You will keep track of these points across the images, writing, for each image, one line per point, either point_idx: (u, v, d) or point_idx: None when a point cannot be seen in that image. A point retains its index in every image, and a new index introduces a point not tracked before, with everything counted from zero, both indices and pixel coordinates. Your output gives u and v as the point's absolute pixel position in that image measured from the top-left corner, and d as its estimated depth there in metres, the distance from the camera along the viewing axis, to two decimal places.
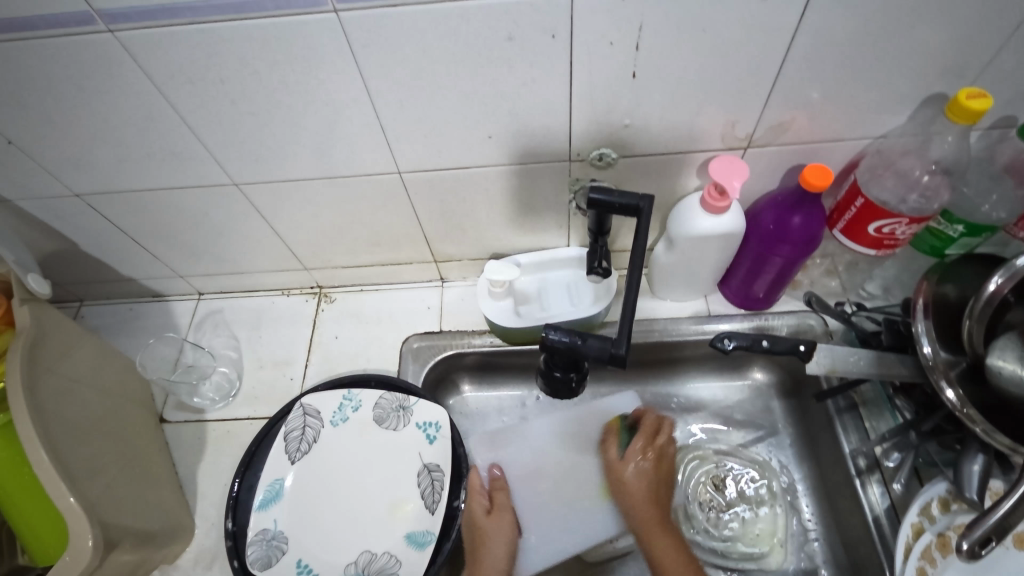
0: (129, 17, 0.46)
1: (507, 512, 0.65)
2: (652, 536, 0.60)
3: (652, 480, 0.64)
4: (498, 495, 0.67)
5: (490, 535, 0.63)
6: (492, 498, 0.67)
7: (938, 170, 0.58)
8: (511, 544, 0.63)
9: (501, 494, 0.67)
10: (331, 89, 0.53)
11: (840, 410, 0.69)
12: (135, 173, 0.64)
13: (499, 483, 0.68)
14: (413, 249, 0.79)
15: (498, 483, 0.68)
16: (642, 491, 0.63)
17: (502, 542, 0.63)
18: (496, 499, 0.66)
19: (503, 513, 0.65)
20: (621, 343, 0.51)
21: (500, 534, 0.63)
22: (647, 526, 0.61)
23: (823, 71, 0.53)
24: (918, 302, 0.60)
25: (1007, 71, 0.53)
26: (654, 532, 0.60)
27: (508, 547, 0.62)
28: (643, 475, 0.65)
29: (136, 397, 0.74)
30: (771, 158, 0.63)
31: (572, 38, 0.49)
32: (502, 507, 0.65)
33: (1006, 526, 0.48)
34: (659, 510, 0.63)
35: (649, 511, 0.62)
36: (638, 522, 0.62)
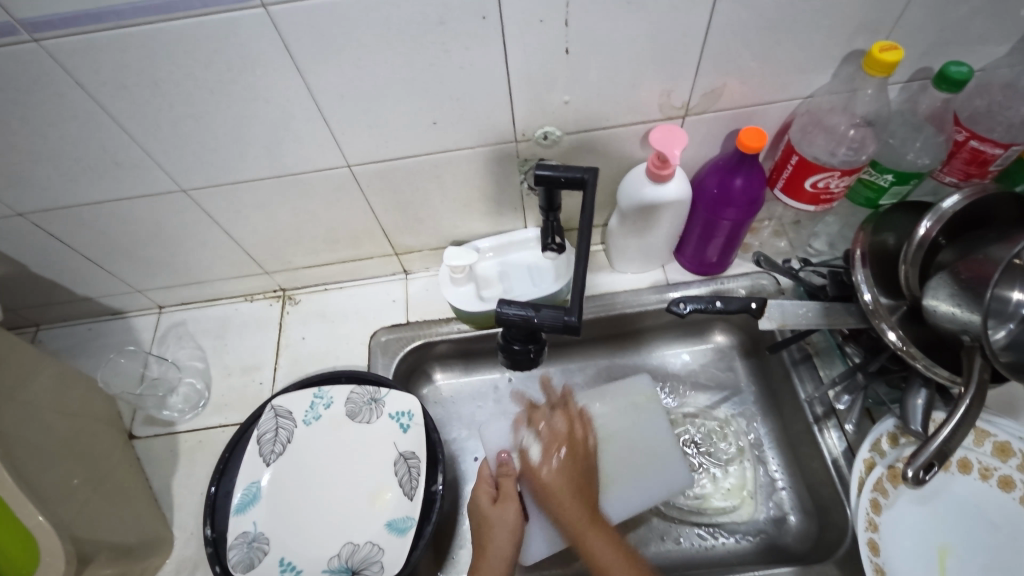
0: (52, 24, 0.46)
1: (513, 500, 0.62)
2: (585, 539, 0.60)
3: (572, 479, 0.64)
4: (505, 482, 0.64)
5: (497, 523, 0.61)
6: (498, 486, 0.65)
7: (862, 122, 0.61)
8: (515, 534, 0.61)
9: (507, 481, 0.64)
10: (270, 85, 0.54)
11: (796, 362, 0.73)
12: (78, 186, 0.63)
13: (507, 470, 0.65)
14: (372, 244, 0.80)
15: (506, 468, 0.65)
16: (566, 487, 0.63)
17: (510, 530, 0.60)
18: (504, 486, 0.64)
19: (509, 502, 0.62)
20: (573, 312, 0.54)
21: (506, 520, 0.61)
22: (582, 527, 0.60)
23: (748, 36, 0.55)
24: (855, 252, 0.62)
25: (917, 24, 0.56)
26: (588, 532, 0.60)
27: (515, 537, 0.60)
28: (562, 471, 0.64)
29: (102, 415, 0.73)
30: (709, 124, 0.66)
31: (502, 18, 0.50)
32: (508, 496, 0.63)
33: (949, 451, 0.50)
34: (584, 502, 0.63)
35: (576, 510, 0.62)
36: (569, 527, 0.61)
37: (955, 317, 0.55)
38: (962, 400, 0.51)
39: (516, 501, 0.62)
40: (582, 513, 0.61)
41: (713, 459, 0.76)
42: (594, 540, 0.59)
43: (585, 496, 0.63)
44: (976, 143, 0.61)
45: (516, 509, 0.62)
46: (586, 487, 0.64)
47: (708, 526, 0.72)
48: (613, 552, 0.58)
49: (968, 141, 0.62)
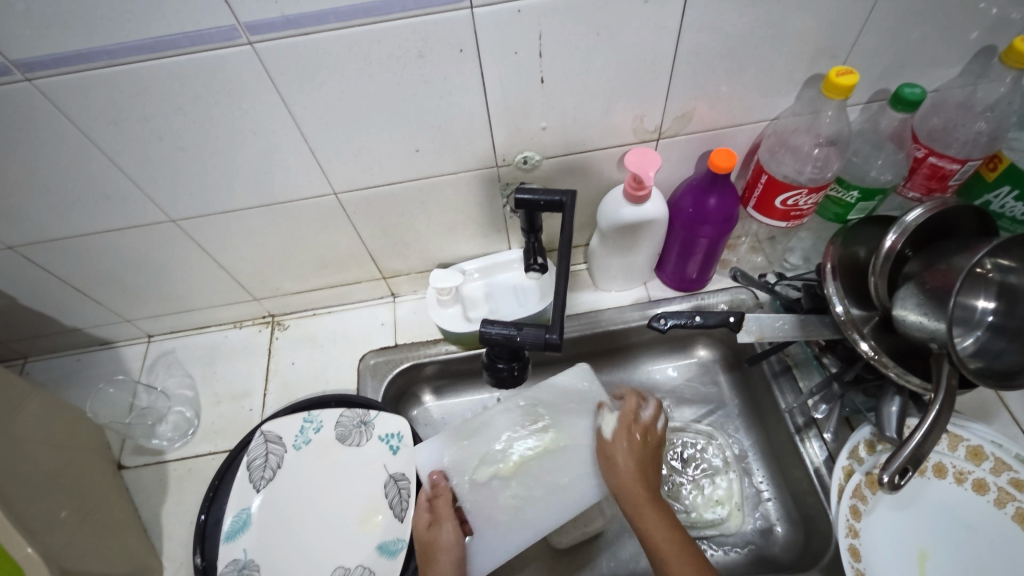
0: (45, 64, 0.48)
1: (447, 520, 0.63)
2: (642, 515, 0.61)
3: (635, 451, 0.67)
4: (440, 502, 0.65)
5: (439, 545, 0.62)
6: (433, 508, 0.65)
7: (826, 142, 0.64)
8: (457, 555, 0.61)
9: (439, 501, 0.65)
10: (257, 117, 0.55)
11: (776, 373, 0.75)
12: (69, 219, 0.65)
13: (439, 487, 0.66)
14: (360, 268, 0.81)
15: (438, 488, 0.66)
16: (630, 472, 0.65)
17: (449, 552, 0.61)
18: (438, 507, 0.65)
19: (445, 521, 0.63)
20: (554, 330, 0.56)
21: (445, 543, 0.62)
22: (639, 504, 0.62)
23: (712, 63, 0.58)
24: (826, 266, 0.64)
25: (871, 49, 0.59)
26: (646, 510, 0.61)
27: (455, 558, 0.61)
28: (627, 450, 0.67)
29: (90, 446, 0.73)
30: (682, 146, 0.68)
31: (478, 51, 0.53)
32: (443, 516, 0.64)
33: (922, 456, 0.52)
34: (646, 484, 0.64)
35: (635, 485, 0.63)
36: (630, 501, 0.63)
37: (923, 325, 0.57)
38: (932, 405, 0.53)
39: (450, 518, 0.63)
40: (640, 492, 0.62)
41: (700, 470, 0.77)
42: (649, 519, 0.61)
43: (648, 476, 0.65)
44: (935, 159, 0.64)
45: (452, 527, 0.62)
46: (650, 476, 0.65)
47: (696, 539, 0.73)
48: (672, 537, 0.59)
49: (927, 158, 0.65)
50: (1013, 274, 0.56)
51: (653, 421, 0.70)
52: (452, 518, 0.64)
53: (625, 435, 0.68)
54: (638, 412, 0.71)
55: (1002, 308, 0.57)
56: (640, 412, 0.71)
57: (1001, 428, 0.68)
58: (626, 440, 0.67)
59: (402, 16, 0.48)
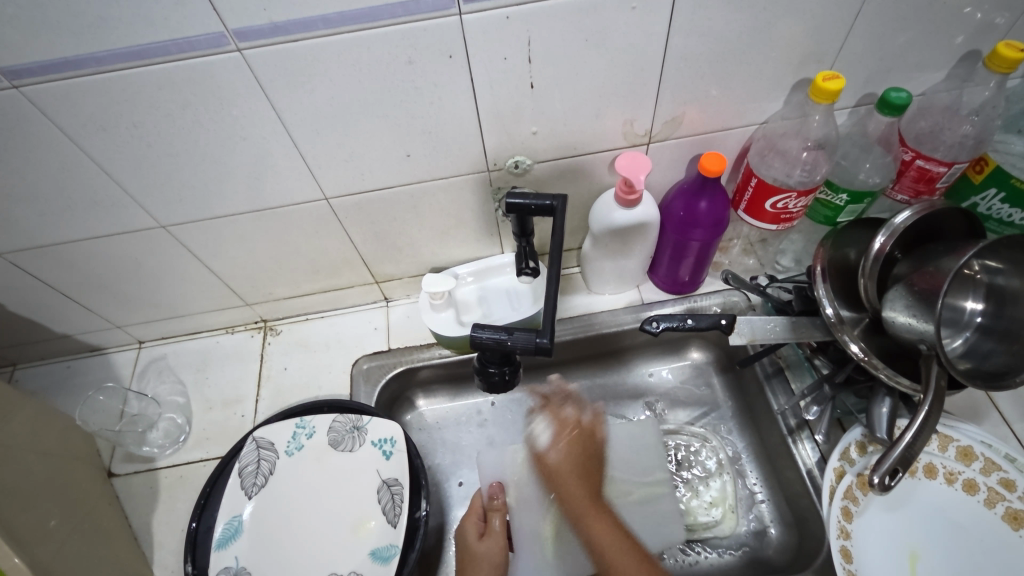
0: (32, 71, 0.48)
1: (498, 537, 0.66)
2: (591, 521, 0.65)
3: (579, 460, 0.69)
4: (493, 517, 0.68)
5: (480, 558, 0.65)
6: (486, 520, 0.68)
7: (814, 146, 0.64)
8: (497, 572, 0.64)
9: (495, 515, 0.68)
10: (246, 123, 0.55)
11: (768, 375, 0.76)
12: (58, 225, 0.64)
13: (497, 505, 0.69)
14: (352, 273, 0.81)
15: (495, 504, 0.69)
16: (579, 491, 0.67)
17: (495, 568, 0.64)
18: (491, 521, 0.68)
19: (495, 536, 0.66)
20: (545, 333, 0.56)
21: (489, 556, 0.65)
22: (583, 512, 0.66)
23: (701, 68, 0.59)
24: (815, 269, 0.65)
25: (857, 54, 0.60)
26: (589, 514, 0.66)
27: (499, 574, 0.64)
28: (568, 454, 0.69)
29: (79, 454, 0.72)
30: (673, 150, 0.69)
31: (468, 57, 0.53)
32: (493, 531, 0.67)
33: (911, 457, 0.52)
34: (590, 485, 0.67)
35: (579, 493, 0.67)
36: (574, 508, 0.67)
37: (912, 326, 0.57)
38: (922, 406, 0.53)
39: (502, 537, 0.66)
40: (582, 498, 0.67)
41: (694, 473, 0.77)
42: (593, 518, 0.65)
43: (591, 479, 0.68)
44: (922, 162, 0.65)
45: (499, 545, 0.65)
46: (593, 473, 0.68)
47: (691, 542, 0.73)
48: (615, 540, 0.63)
49: (914, 160, 0.65)
50: (1001, 276, 0.57)
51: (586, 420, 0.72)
52: (504, 536, 0.66)
53: (563, 439, 0.71)
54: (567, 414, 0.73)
55: (990, 309, 0.58)
56: (568, 406, 0.74)
57: (991, 428, 0.69)
58: (558, 444, 0.70)
59: (391, 22, 0.48)
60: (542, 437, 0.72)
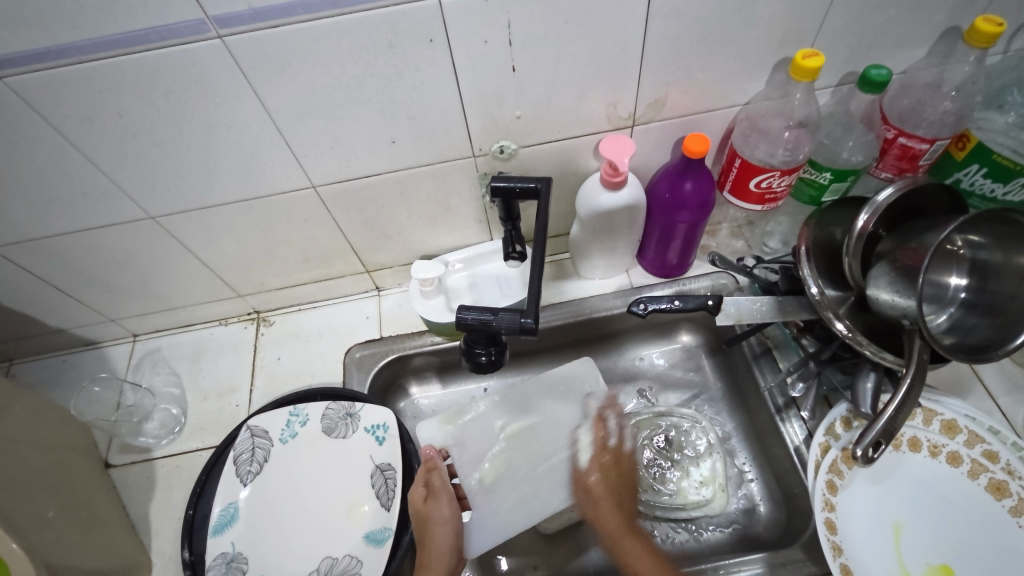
0: (16, 62, 0.48)
1: (445, 494, 0.65)
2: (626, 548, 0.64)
3: (613, 482, 0.70)
4: (435, 477, 0.66)
5: (433, 518, 0.63)
6: (428, 482, 0.66)
7: (796, 125, 0.65)
8: (456, 525, 0.63)
9: (435, 476, 0.66)
10: (230, 112, 0.56)
11: (756, 355, 0.76)
12: (48, 217, 0.65)
13: (431, 462, 0.67)
14: (343, 262, 0.82)
15: (432, 463, 0.67)
16: (606, 497, 0.69)
17: (447, 522, 0.63)
18: (432, 482, 0.66)
19: (442, 496, 0.64)
20: (529, 314, 0.57)
21: (444, 515, 0.63)
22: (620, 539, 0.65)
23: (683, 49, 0.59)
24: (801, 248, 0.65)
25: (838, 32, 0.60)
26: (625, 541, 0.65)
27: (453, 528, 0.63)
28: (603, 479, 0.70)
29: (76, 445, 0.73)
30: (657, 133, 0.69)
31: (448, 40, 0.53)
32: (438, 489, 0.65)
33: (893, 430, 0.53)
34: (623, 508, 0.68)
35: (614, 519, 0.67)
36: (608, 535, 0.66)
37: (895, 303, 0.57)
38: (904, 380, 0.54)
39: (448, 492, 0.65)
40: (616, 519, 0.67)
41: (684, 454, 0.78)
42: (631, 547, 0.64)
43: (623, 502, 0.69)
44: (904, 139, 0.65)
45: (449, 502, 0.64)
46: (623, 502, 0.68)
47: (682, 521, 0.73)
48: (646, 556, 0.63)
49: (897, 138, 0.66)
50: (984, 250, 0.57)
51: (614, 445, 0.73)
52: (450, 492, 0.65)
53: (598, 468, 0.71)
54: (606, 439, 0.73)
55: (973, 284, 0.58)
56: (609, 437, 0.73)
57: (976, 402, 0.69)
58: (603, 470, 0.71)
59: (370, 7, 0.49)
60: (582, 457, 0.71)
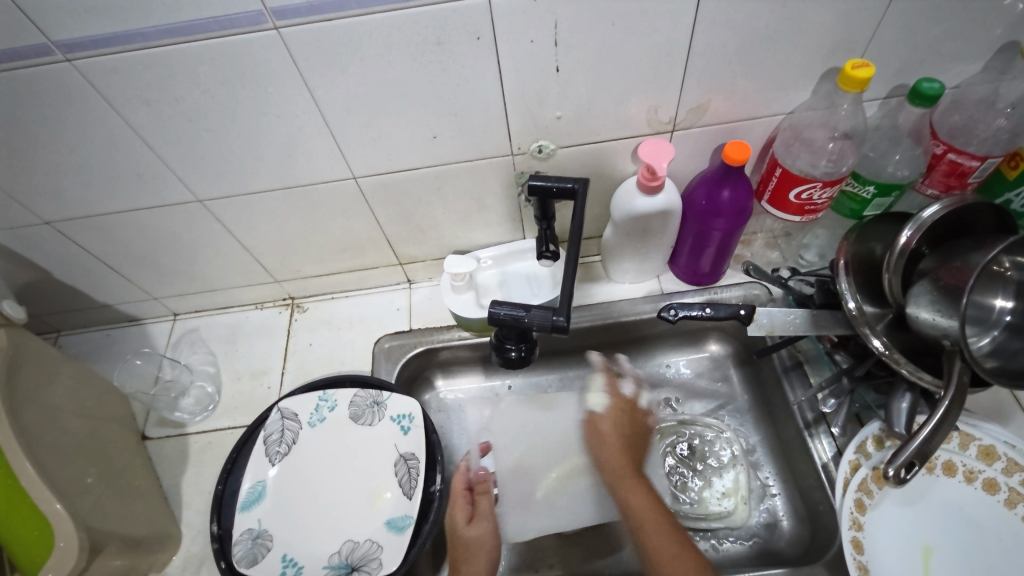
0: (86, 46, 0.51)
1: (486, 518, 0.67)
2: (624, 482, 0.67)
3: (623, 434, 0.71)
4: (481, 500, 0.68)
5: (472, 543, 0.65)
6: (473, 503, 0.68)
7: (841, 136, 0.64)
8: (490, 554, 0.64)
9: (482, 499, 0.68)
10: (280, 101, 0.58)
11: (786, 368, 0.75)
12: (103, 196, 0.68)
13: (483, 487, 0.69)
14: (378, 253, 0.83)
15: (482, 487, 0.69)
16: (615, 439, 0.70)
17: (484, 549, 0.64)
18: (478, 505, 0.68)
19: (483, 519, 0.67)
20: (561, 313, 0.57)
21: (480, 543, 0.64)
22: (620, 474, 0.67)
23: (728, 54, 0.59)
24: (839, 262, 0.63)
25: (889, 44, 0.59)
26: (625, 480, 0.67)
27: (488, 558, 0.64)
28: (617, 423, 0.72)
29: (117, 415, 0.76)
30: (697, 138, 0.69)
31: (496, 38, 0.54)
32: (481, 515, 0.67)
33: (928, 451, 0.51)
34: (628, 452, 0.69)
35: (618, 458, 0.68)
36: (610, 468, 0.68)
37: (936, 323, 0.56)
38: (941, 401, 0.52)
39: (490, 518, 0.67)
40: (622, 459, 0.68)
41: (707, 464, 0.77)
42: (630, 488, 0.66)
43: (631, 448, 0.70)
44: (953, 156, 0.64)
45: (490, 525, 0.66)
46: (633, 446, 0.70)
47: (700, 530, 0.73)
48: (651, 506, 0.64)
49: (946, 154, 0.64)
50: None
51: (625, 395, 0.75)
52: (492, 519, 0.67)
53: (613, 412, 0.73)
54: (621, 388, 0.76)
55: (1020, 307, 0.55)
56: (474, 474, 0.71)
57: (1017, 430, 0.67)
58: (614, 403, 0.74)
59: (421, 3, 0.50)
60: (626, 386, 0.77)
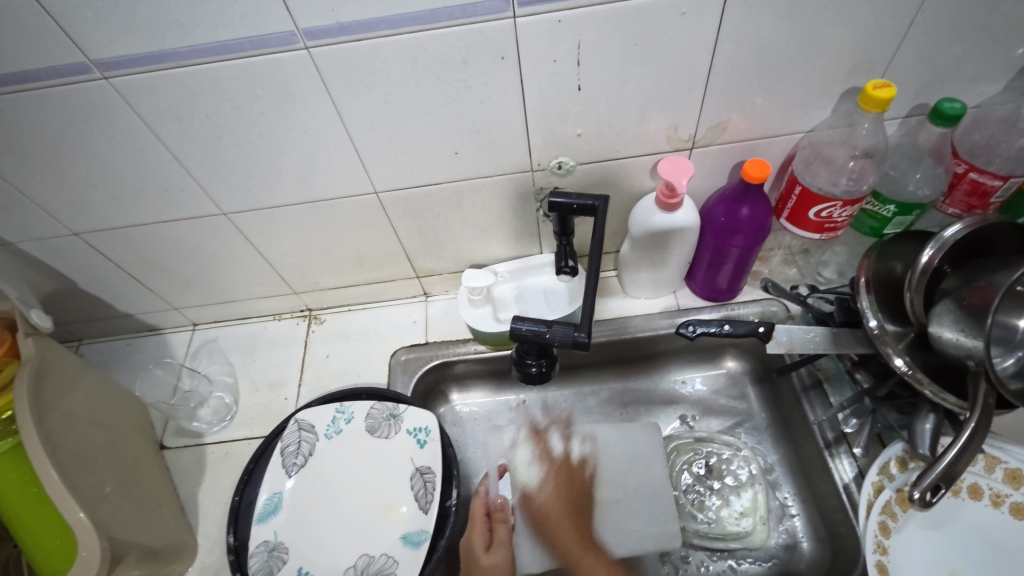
0: (122, 64, 0.52)
1: (504, 545, 0.66)
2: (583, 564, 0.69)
3: (569, 511, 0.72)
4: (500, 527, 0.68)
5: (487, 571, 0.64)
6: (491, 529, 0.68)
7: (861, 155, 0.64)
8: None
9: (501, 526, 0.68)
10: (306, 117, 0.59)
11: (806, 387, 0.75)
12: (130, 209, 0.69)
13: (501, 513, 0.69)
14: (395, 267, 0.84)
15: (501, 513, 0.69)
16: (566, 517, 0.71)
17: None
18: (496, 532, 0.67)
19: (501, 547, 0.66)
20: (583, 329, 0.58)
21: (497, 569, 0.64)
22: (578, 555, 0.69)
23: (749, 73, 0.59)
24: (860, 279, 0.62)
25: (911, 63, 0.59)
26: (584, 558, 0.69)
27: None
28: (560, 503, 0.72)
29: (135, 425, 0.77)
30: (716, 156, 0.69)
31: (519, 58, 0.55)
32: (500, 541, 0.66)
33: (954, 474, 0.50)
34: (577, 528, 0.71)
35: (571, 538, 0.70)
36: (568, 556, 0.69)
37: (959, 342, 0.56)
38: (967, 423, 0.51)
39: (508, 547, 0.66)
40: (576, 544, 0.70)
41: (724, 483, 0.76)
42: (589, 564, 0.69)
43: (577, 520, 0.71)
44: (975, 175, 0.64)
45: (505, 553, 0.65)
46: (580, 518, 0.71)
47: (719, 551, 0.72)
48: None
49: (968, 172, 0.64)
50: None
51: (580, 457, 0.75)
52: (509, 547, 0.66)
53: (552, 479, 0.74)
54: (550, 447, 0.77)
55: None
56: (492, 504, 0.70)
57: None
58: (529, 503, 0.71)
59: (448, 24, 0.51)
60: (556, 442, 0.77)
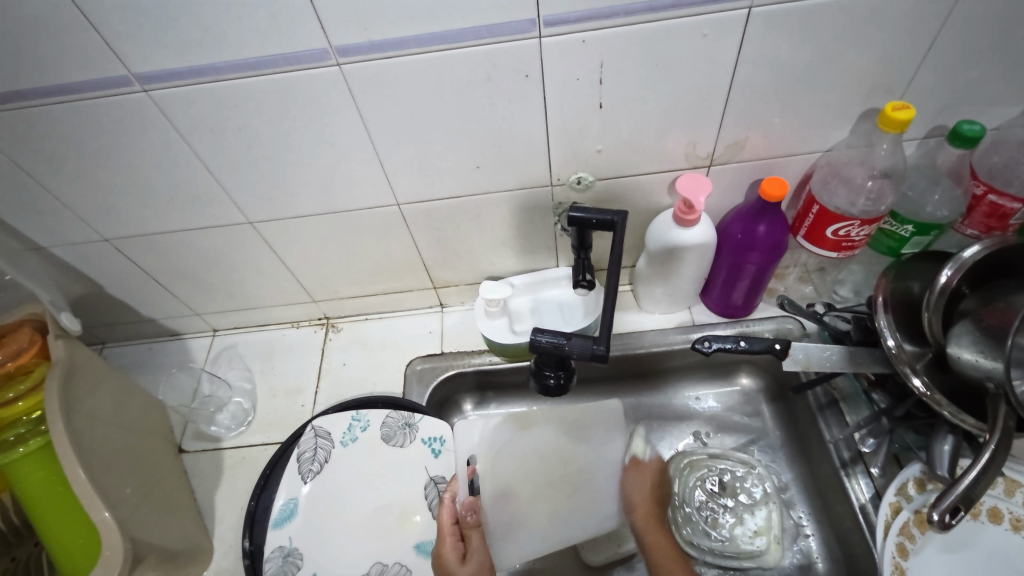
0: (161, 78, 0.54)
1: (476, 553, 0.64)
2: (649, 535, 0.66)
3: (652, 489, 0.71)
4: (470, 535, 0.65)
5: None
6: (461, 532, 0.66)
7: (880, 175, 0.65)
8: None
9: (471, 533, 0.65)
10: (334, 131, 0.61)
11: (821, 406, 0.74)
12: (160, 216, 0.71)
13: (471, 521, 0.66)
14: (413, 277, 0.85)
15: (470, 520, 0.66)
16: (645, 496, 0.70)
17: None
18: (468, 541, 0.65)
19: (474, 558, 0.63)
20: (601, 342, 0.58)
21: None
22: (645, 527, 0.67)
23: (767, 94, 0.60)
24: (877, 298, 0.63)
25: (929, 86, 0.60)
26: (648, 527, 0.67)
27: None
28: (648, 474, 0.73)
29: (155, 428, 0.78)
30: (733, 173, 0.70)
31: (543, 77, 0.56)
32: (473, 551, 0.64)
33: (974, 497, 0.50)
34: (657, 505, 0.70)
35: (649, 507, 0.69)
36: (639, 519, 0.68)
37: (978, 364, 0.56)
38: (986, 446, 0.51)
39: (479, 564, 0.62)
40: (649, 508, 0.68)
41: (738, 500, 0.76)
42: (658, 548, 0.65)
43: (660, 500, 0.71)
44: (994, 197, 0.64)
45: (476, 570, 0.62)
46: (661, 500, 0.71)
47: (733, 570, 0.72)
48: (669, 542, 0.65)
49: (987, 195, 0.64)
50: None
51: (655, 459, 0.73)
52: (481, 554, 0.64)
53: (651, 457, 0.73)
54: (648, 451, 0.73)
55: None
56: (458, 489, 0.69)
57: None
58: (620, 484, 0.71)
59: (476, 43, 0.53)
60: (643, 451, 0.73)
